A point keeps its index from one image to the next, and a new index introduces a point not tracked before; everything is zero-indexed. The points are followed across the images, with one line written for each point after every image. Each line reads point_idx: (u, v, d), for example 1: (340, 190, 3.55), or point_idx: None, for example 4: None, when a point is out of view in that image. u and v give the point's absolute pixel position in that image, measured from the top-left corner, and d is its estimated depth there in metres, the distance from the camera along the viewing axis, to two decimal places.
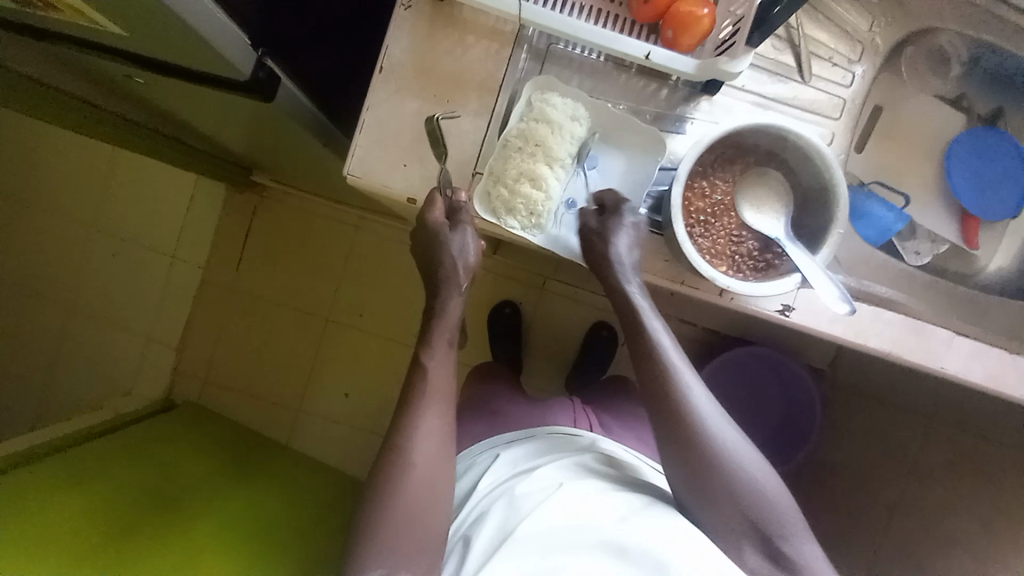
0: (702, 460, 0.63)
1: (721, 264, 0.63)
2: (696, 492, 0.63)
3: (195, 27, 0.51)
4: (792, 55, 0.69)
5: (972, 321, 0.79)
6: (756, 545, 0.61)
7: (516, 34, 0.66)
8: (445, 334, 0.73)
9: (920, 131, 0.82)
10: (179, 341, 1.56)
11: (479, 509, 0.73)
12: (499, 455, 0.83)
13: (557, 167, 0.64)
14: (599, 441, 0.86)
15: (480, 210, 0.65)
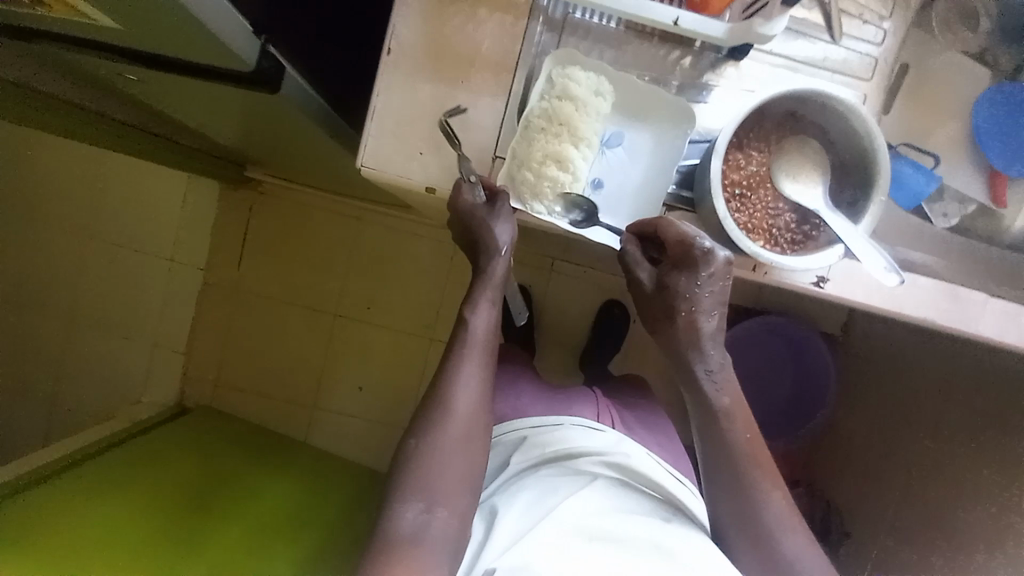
0: (731, 475, 0.70)
1: (758, 239, 0.61)
2: (726, 502, 0.70)
3: (196, 15, 0.47)
4: (821, 14, 0.66)
5: (1002, 281, 0.78)
6: (746, 541, 0.69)
7: (531, 5, 0.62)
8: (489, 292, 0.70)
9: (949, 88, 0.79)
10: (185, 346, 1.53)
11: (511, 488, 0.76)
12: (528, 438, 0.82)
13: (583, 146, 0.60)
14: (626, 447, 0.81)
15: (511, 203, 0.63)
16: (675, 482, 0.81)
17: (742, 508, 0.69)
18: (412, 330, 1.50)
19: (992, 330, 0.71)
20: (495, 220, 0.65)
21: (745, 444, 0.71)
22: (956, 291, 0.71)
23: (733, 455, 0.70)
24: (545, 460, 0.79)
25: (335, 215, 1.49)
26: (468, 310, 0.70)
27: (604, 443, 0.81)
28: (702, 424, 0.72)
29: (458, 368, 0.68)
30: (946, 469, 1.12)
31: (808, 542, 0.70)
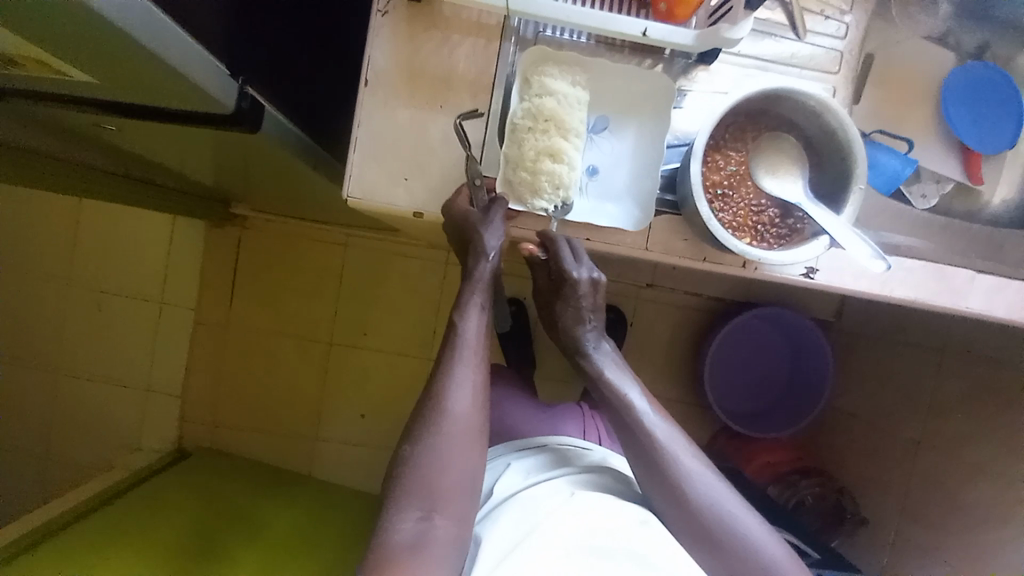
0: (653, 458, 0.69)
1: (745, 236, 0.62)
2: (671, 512, 0.67)
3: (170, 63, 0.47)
4: (783, 14, 0.68)
5: (987, 255, 0.80)
6: (688, 528, 0.66)
7: (501, 27, 0.63)
8: (478, 294, 0.70)
9: (915, 73, 0.81)
10: (180, 389, 1.51)
11: (492, 513, 0.71)
12: (511, 464, 0.81)
13: (573, 138, 0.61)
14: (609, 459, 0.83)
15: (511, 206, 0.63)
16: None
17: (688, 515, 0.66)
18: (409, 352, 1.50)
19: (981, 305, 0.73)
20: (487, 224, 0.62)
21: (675, 446, 0.69)
22: (943, 270, 0.72)
23: (664, 463, 0.68)
24: (521, 484, 0.75)
25: (320, 243, 1.49)
26: (462, 316, 0.69)
27: (590, 463, 0.80)
28: (620, 438, 0.72)
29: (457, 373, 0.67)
30: (952, 443, 1.12)
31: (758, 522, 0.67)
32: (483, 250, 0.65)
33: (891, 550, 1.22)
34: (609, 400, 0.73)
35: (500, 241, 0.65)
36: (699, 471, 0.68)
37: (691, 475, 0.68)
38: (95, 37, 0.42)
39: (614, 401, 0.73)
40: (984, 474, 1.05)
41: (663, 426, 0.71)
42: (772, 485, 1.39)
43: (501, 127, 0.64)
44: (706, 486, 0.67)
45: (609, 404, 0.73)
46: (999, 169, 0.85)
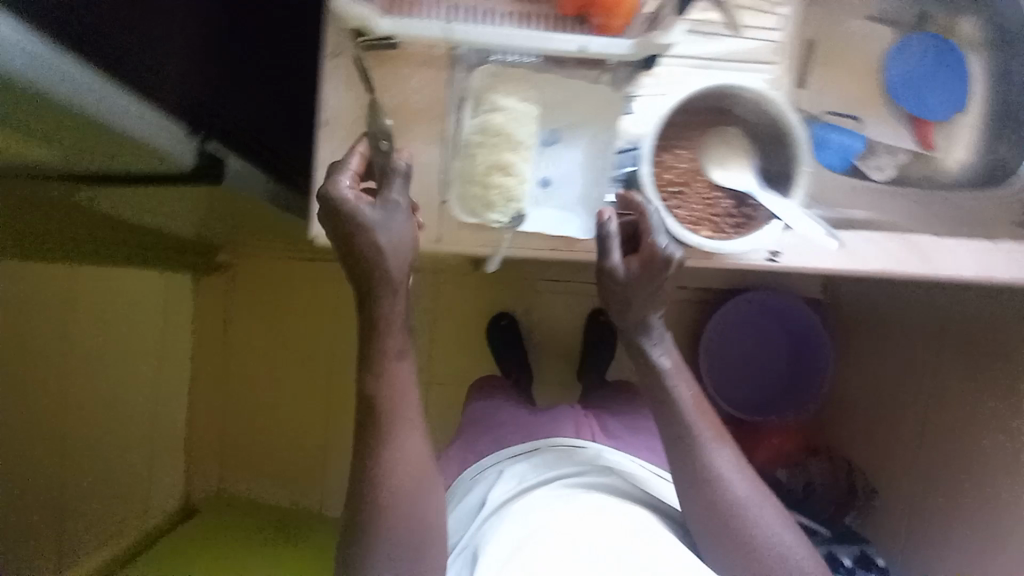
0: (686, 444, 0.70)
1: (704, 230, 0.65)
2: (717, 557, 0.69)
3: (115, 123, 0.50)
4: (718, 12, 0.69)
5: (949, 223, 0.81)
6: (709, 515, 0.69)
7: (449, 55, 0.64)
8: (392, 339, 0.66)
9: (860, 51, 0.84)
10: (184, 440, 1.52)
11: (485, 522, 0.74)
12: (504, 471, 0.82)
13: (523, 151, 0.63)
14: (604, 456, 0.85)
15: (463, 218, 0.65)
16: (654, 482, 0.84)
17: (739, 560, 0.68)
18: None
19: (951, 269, 0.74)
20: (381, 216, 0.61)
21: (738, 491, 0.69)
22: (908, 238, 0.74)
23: (720, 509, 0.68)
24: (517, 493, 0.77)
25: (307, 281, 1.50)
26: (390, 356, 0.66)
27: (584, 464, 0.81)
28: (675, 473, 0.71)
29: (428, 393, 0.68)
30: (952, 405, 1.12)
31: (776, 512, 0.70)
32: (365, 253, 0.62)
33: (906, 520, 1.21)
34: (672, 432, 0.71)
35: (387, 256, 0.62)
36: (757, 515, 0.68)
37: (746, 522, 0.68)
38: (40, 103, 0.45)
39: (679, 435, 0.70)
40: (986, 429, 1.04)
41: (729, 469, 0.69)
42: (782, 468, 1.37)
43: (456, 145, 0.65)
44: (761, 532, 0.67)
45: (672, 437, 0.71)
46: (952, 132, 0.87)
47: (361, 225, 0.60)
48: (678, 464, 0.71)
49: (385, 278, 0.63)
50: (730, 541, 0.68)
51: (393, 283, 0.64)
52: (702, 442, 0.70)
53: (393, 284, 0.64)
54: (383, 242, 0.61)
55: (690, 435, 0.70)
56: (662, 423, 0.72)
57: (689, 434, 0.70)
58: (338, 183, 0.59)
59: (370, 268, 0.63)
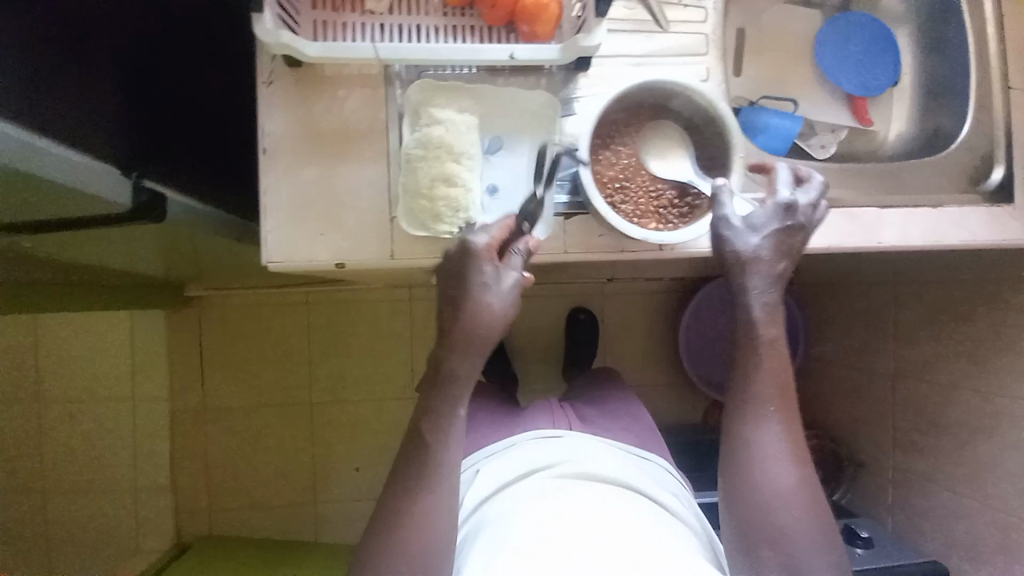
0: (750, 413, 0.67)
1: (651, 222, 0.66)
2: (733, 522, 0.66)
3: (44, 175, 0.49)
4: (645, 10, 0.72)
5: (892, 191, 0.81)
6: (750, 495, 0.65)
7: (384, 74, 0.66)
8: (477, 343, 0.63)
9: (786, 36, 0.87)
10: (169, 481, 1.48)
11: (466, 528, 0.75)
12: (479, 470, 0.83)
13: (465, 160, 0.63)
14: (581, 446, 0.83)
15: (414, 231, 0.65)
16: (634, 464, 0.84)
17: (756, 539, 0.64)
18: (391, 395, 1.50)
19: (896, 238, 0.76)
20: (492, 274, 0.62)
21: (783, 480, 0.65)
22: (851, 211, 0.76)
23: (761, 487, 0.65)
24: (494, 490, 0.78)
25: (284, 308, 1.49)
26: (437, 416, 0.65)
27: (559, 454, 0.81)
28: (726, 430, 0.69)
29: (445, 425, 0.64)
30: (924, 369, 1.15)
31: (822, 529, 0.65)
32: (457, 314, 0.62)
33: (893, 487, 1.23)
34: (739, 388, 0.69)
35: (476, 327, 0.62)
36: (789, 515, 0.64)
37: (781, 512, 0.64)
38: None
39: (744, 398, 0.68)
40: (959, 390, 1.08)
41: (783, 457, 0.66)
42: None
43: (399, 160, 0.66)
44: (792, 527, 0.64)
45: (737, 394, 0.69)
46: (888, 107, 0.93)
47: (466, 290, 0.62)
48: (733, 426, 0.68)
49: (461, 348, 0.63)
50: (762, 531, 0.64)
51: (470, 357, 0.63)
52: (767, 413, 0.67)
53: (473, 357, 0.64)
54: (480, 310, 0.62)
55: (757, 400, 0.67)
56: (734, 377, 0.70)
57: (757, 399, 0.67)
58: (473, 245, 0.61)
59: (456, 332, 0.63)
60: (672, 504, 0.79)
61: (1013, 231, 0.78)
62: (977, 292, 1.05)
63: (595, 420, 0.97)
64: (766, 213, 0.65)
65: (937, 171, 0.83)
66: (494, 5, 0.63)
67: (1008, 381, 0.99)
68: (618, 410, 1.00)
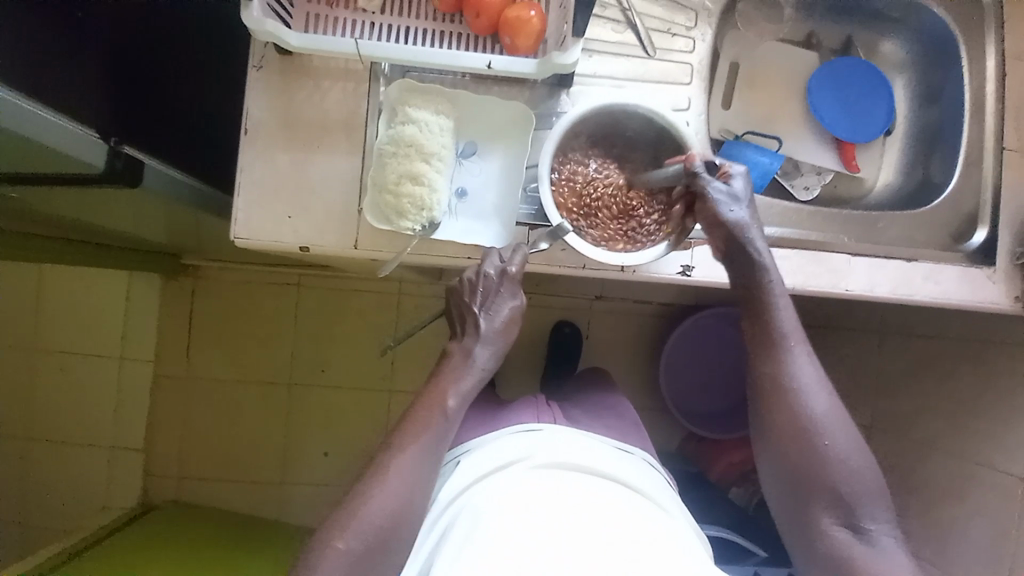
0: (772, 351, 0.64)
1: (618, 245, 0.70)
2: (773, 468, 0.64)
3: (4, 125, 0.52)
4: (633, 34, 0.74)
5: (866, 240, 0.83)
6: (781, 428, 0.63)
7: (369, 70, 0.68)
8: (488, 351, 0.69)
9: (778, 75, 0.89)
10: (145, 443, 1.51)
11: (439, 524, 0.66)
12: (460, 462, 0.73)
13: (435, 161, 0.65)
14: (561, 437, 0.73)
15: (376, 224, 0.66)
16: (624, 455, 0.76)
17: (798, 480, 0.62)
18: (370, 386, 1.51)
19: (862, 286, 0.75)
20: (506, 302, 0.68)
21: (820, 414, 0.62)
22: (820, 254, 0.75)
23: (799, 426, 0.62)
24: (470, 482, 0.69)
25: (275, 287, 1.51)
26: (452, 393, 0.66)
27: (537, 444, 0.71)
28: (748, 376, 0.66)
29: (446, 404, 0.66)
30: (899, 423, 1.13)
31: (856, 454, 0.62)
32: (487, 322, 0.68)
33: None
34: (757, 331, 0.65)
35: (504, 330, 0.69)
36: (831, 451, 0.61)
37: (820, 447, 0.62)
38: None
39: (766, 342, 0.65)
40: (931, 448, 1.05)
41: (811, 392, 0.63)
42: (736, 485, 1.35)
43: (373, 154, 0.68)
44: (834, 459, 0.61)
45: (750, 341, 0.66)
46: (879, 155, 0.93)
47: (502, 304, 0.68)
48: (754, 372, 0.65)
49: (487, 346, 0.69)
50: (796, 463, 0.62)
51: (495, 354, 0.69)
52: (786, 351, 0.64)
53: (498, 357, 0.70)
54: (509, 318, 0.69)
55: (778, 339, 0.65)
56: (748, 326, 0.67)
57: (778, 339, 0.64)
58: (509, 271, 0.67)
59: (487, 332, 0.69)
60: (671, 506, 0.70)
61: (992, 295, 0.77)
62: (957, 350, 1.02)
63: (582, 420, 0.86)
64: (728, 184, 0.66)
65: (918, 226, 0.83)
66: (479, 15, 0.65)
67: (977, 446, 0.96)
68: (606, 411, 0.90)
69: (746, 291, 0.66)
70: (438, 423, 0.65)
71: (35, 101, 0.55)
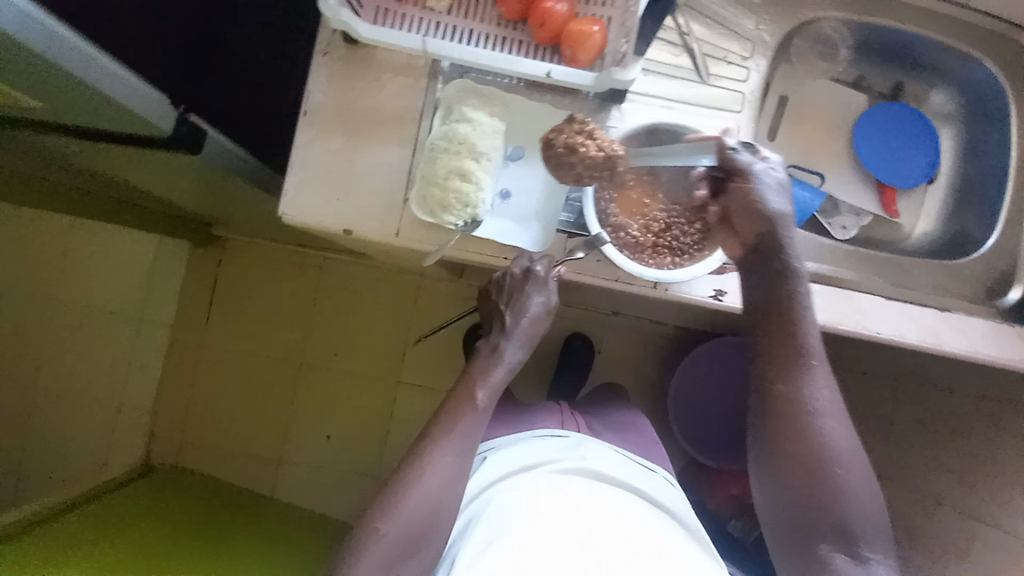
0: (791, 366, 0.62)
1: (665, 258, 0.70)
2: (777, 489, 0.61)
3: (80, 77, 0.54)
4: (688, 58, 0.75)
5: (901, 285, 0.83)
6: (790, 448, 0.60)
7: (429, 67, 0.70)
8: (516, 345, 0.74)
9: (826, 114, 0.90)
10: (153, 404, 1.53)
11: (464, 515, 0.67)
12: (486, 457, 0.74)
13: (483, 161, 0.66)
14: (586, 445, 0.74)
15: (422, 216, 0.68)
16: (645, 470, 0.75)
17: (800, 501, 0.60)
18: (380, 374, 1.52)
19: (892, 330, 0.74)
20: (531, 299, 0.73)
21: (833, 437, 0.60)
22: (850, 294, 0.76)
23: (809, 445, 0.60)
24: (498, 478, 0.69)
25: (296, 267, 1.54)
26: (481, 386, 0.71)
27: (561, 449, 0.72)
28: (756, 386, 0.64)
29: (475, 397, 0.70)
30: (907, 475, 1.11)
31: (864, 480, 0.60)
32: (513, 318, 0.74)
33: None
34: (776, 343, 0.62)
35: (530, 327, 0.75)
36: (843, 474, 0.59)
37: (829, 476, 0.59)
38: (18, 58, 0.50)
39: (780, 359, 0.62)
40: (940, 503, 1.03)
41: (824, 413, 0.60)
42: (735, 518, 1.35)
43: (424, 148, 0.69)
44: (843, 487, 0.59)
45: (759, 349, 0.64)
46: (919, 202, 0.93)
47: (528, 302, 0.73)
48: (764, 388, 0.63)
49: (514, 341, 0.74)
50: (802, 486, 0.60)
51: (521, 350, 0.75)
52: (803, 366, 0.61)
53: (523, 353, 0.75)
54: (535, 315, 0.74)
55: (798, 353, 0.62)
56: (764, 334, 0.64)
57: (800, 352, 0.62)
58: (534, 271, 0.70)
59: (513, 328, 0.75)
60: (693, 522, 0.70)
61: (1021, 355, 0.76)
62: (976, 407, 1.00)
63: (599, 432, 0.86)
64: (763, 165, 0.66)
65: (952, 277, 0.83)
66: (543, 26, 0.67)
67: (989, 506, 0.94)
68: (621, 427, 0.90)
69: (762, 298, 0.64)
70: (475, 427, 0.68)
71: (112, 58, 0.58)
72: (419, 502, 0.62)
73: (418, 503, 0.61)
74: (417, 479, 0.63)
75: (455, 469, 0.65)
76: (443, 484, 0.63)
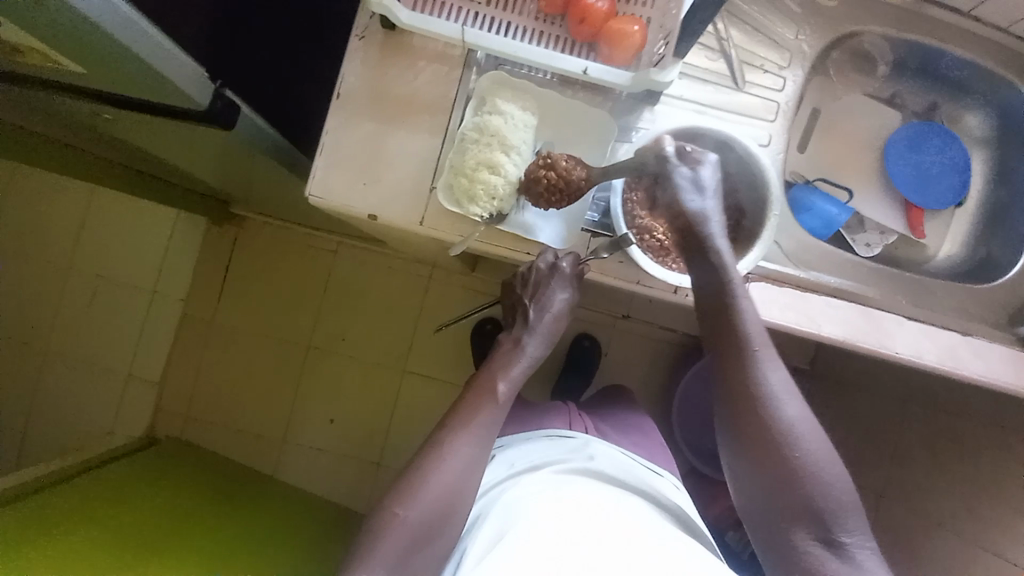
0: (737, 359, 0.62)
1: None
2: (747, 481, 0.60)
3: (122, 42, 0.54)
4: (725, 64, 0.75)
5: (924, 306, 0.83)
6: (745, 440, 0.60)
7: (465, 57, 0.70)
8: (538, 341, 0.75)
9: (857, 129, 0.89)
10: (161, 377, 1.55)
11: (474, 511, 0.68)
12: (496, 456, 0.75)
13: (513, 154, 0.66)
14: (593, 445, 0.75)
15: (448, 206, 0.67)
16: (655, 475, 0.76)
17: (770, 491, 0.59)
18: (387, 361, 1.53)
19: (910, 351, 0.74)
20: (554, 295, 0.73)
21: (793, 426, 0.59)
22: (871, 311, 0.75)
23: (773, 439, 0.59)
24: (508, 476, 0.71)
25: (310, 250, 1.54)
26: (501, 379, 0.71)
27: (569, 450, 0.74)
28: (719, 383, 0.63)
29: (497, 390, 0.70)
30: (909, 499, 1.10)
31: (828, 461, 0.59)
32: (537, 314, 0.75)
33: None
34: (724, 338, 0.63)
35: (552, 323, 0.76)
36: (806, 461, 0.58)
37: (792, 464, 0.58)
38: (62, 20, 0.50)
39: (733, 353, 0.62)
40: (943, 530, 1.02)
41: (782, 403, 0.60)
42: (732, 530, 1.32)
43: (455, 138, 0.69)
44: (811, 473, 0.58)
45: (721, 346, 0.63)
46: (945, 224, 0.92)
47: (552, 299, 0.73)
48: (718, 382, 0.63)
49: (536, 336, 0.75)
50: (767, 476, 0.59)
51: (543, 344, 0.75)
52: (752, 359, 0.61)
53: (544, 349, 0.76)
54: (558, 312, 0.75)
55: (746, 345, 0.62)
56: (713, 330, 0.64)
57: (746, 344, 0.61)
58: (561, 267, 0.70)
59: (536, 323, 0.75)
60: (704, 527, 0.71)
61: None
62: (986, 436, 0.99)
63: (608, 434, 0.86)
64: (695, 167, 0.63)
65: (975, 302, 0.82)
66: (582, 22, 0.67)
67: (992, 536, 0.93)
68: (629, 430, 0.89)
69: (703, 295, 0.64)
70: (494, 421, 0.68)
71: (153, 27, 0.58)
72: (429, 490, 0.62)
73: (430, 492, 0.62)
74: (428, 467, 0.63)
75: (468, 460, 0.65)
76: (452, 473, 0.63)
